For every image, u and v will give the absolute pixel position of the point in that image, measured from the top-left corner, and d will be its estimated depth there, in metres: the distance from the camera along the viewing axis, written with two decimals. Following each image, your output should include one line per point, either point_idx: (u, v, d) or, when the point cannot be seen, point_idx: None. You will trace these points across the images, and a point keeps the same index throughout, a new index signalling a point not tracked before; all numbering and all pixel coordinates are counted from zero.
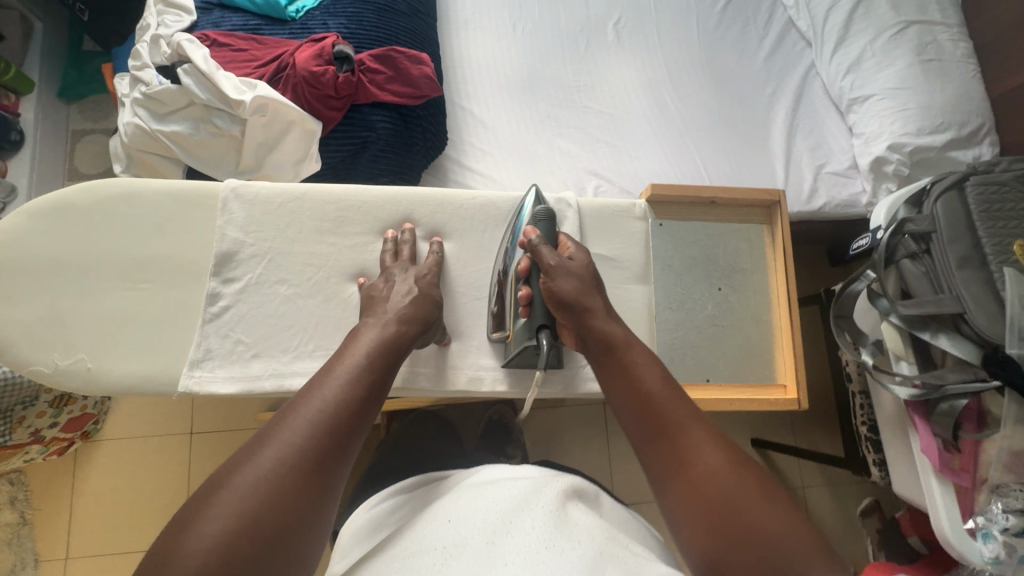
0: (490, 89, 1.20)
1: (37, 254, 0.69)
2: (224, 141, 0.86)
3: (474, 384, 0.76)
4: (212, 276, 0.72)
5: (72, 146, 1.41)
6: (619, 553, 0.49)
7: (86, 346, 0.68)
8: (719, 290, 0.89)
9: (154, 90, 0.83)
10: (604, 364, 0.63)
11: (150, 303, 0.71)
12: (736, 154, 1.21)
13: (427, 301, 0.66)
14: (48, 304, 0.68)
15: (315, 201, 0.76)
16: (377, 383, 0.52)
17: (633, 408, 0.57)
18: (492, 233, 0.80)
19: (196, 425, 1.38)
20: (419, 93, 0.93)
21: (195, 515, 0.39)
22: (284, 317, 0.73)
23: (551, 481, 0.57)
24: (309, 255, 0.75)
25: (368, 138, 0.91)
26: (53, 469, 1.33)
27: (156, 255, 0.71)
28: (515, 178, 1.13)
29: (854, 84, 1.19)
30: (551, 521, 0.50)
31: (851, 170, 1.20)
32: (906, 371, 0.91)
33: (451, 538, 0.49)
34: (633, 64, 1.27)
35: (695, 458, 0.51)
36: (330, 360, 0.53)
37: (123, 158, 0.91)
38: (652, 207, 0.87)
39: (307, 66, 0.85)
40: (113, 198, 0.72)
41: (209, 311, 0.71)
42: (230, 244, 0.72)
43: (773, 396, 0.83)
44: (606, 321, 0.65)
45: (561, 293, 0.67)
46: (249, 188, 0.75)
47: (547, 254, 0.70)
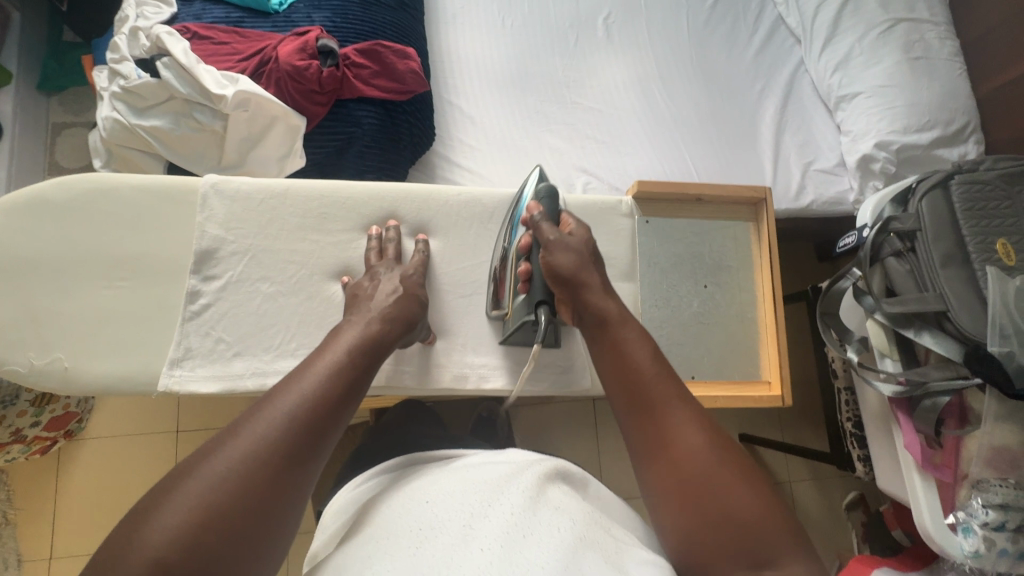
0: (479, 84, 1.19)
1: (11, 251, 0.67)
2: (206, 136, 0.84)
3: (459, 382, 0.75)
4: (192, 273, 0.70)
5: (53, 139, 1.38)
6: (599, 535, 0.48)
7: (63, 345, 0.67)
8: (704, 287, 0.89)
9: (133, 84, 0.81)
10: (596, 336, 0.60)
11: (129, 301, 0.69)
12: (725, 150, 1.21)
13: (410, 300, 0.65)
14: (22, 304, 0.67)
15: (297, 197, 0.75)
16: (358, 378, 0.52)
17: (620, 381, 0.55)
18: (478, 230, 0.80)
19: (181, 422, 1.36)
20: (405, 88, 0.91)
21: (155, 506, 0.38)
22: (267, 315, 0.72)
23: (533, 466, 0.55)
24: (291, 252, 0.74)
25: (353, 133, 0.90)
26: (37, 469, 1.32)
27: (134, 253, 0.70)
28: (503, 174, 1.12)
29: (842, 82, 1.19)
30: (528, 506, 0.49)
31: (838, 168, 1.20)
32: (890, 368, 0.92)
33: (427, 519, 0.48)
34: (622, 61, 1.26)
35: (677, 437, 0.50)
36: (310, 354, 0.53)
37: (103, 153, 0.89)
38: (638, 205, 0.87)
39: (290, 60, 0.83)
40: (88, 194, 0.70)
41: (189, 309, 0.70)
42: (210, 241, 0.71)
43: (758, 393, 0.83)
44: (602, 297, 0.62)
45: (559, 270, 0.64)
46: (229, 183, 0.73)
47: (546, 229, 0.67)
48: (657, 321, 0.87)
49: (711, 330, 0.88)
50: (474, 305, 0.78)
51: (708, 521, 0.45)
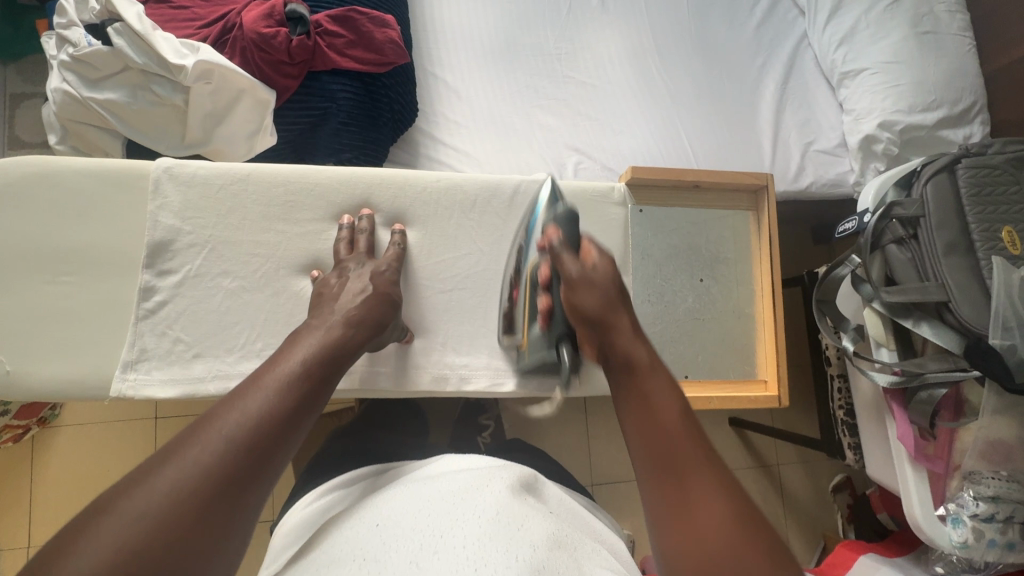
0: (465, 56, 1.12)
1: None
2: (166, 111, 0.78)
3: (438, 383, 0.72)
4: (146, 268, 0.65)
5: (12, 111, 1.31)
6: (561, 563, 0.47)
7: (6, 345, 0.62)
8: (700, 281, 0.86)
9: (82, 51, 0.73)
10: (622, 388, 0.53)
11: (78, 297, 0.64)
12: (723, 128, 1.16)
13: (378, 300, 0.61)
14: None
15: (261, 182, 0.69)
16: (313, 392, 0.49)
17: (641, 434, 0.48)
18: (459, 219, 0.75)
19: (160, 410, 1.33)
20: (383, 59, 0.84)
21: (70, 542, 0.34)
22: (229, 312, 0.67)
23: (496, 484, 0.55)
24: (256, 243, 0.69)
25: (329, 109, 0.83)
26: (7, 459, 1.28)
27: (81, 244, 0.64)
28: (492, 153, 1.07)
29: (847, 57, 1.14)
30: (491, 529, 0.48)
31: (839, 149, 1.16)
32: (886, 358, 0.90)
33: (374, 547, 0.46)
34: (617, 32, 1.19)
35: (703, 512, 0.41)
36: (263, 367, 0.49)
37: (58, 129, 0.81)
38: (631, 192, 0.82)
39: (256, 28, 0.77)
40: (28, 178, 0.64)
41: (143, 305, 0.65)
42: (165, 232, 0.66)
43: (755, 393, 0.81)
44: (631, 340, 0.55)
45: (584, 310, 0.58)
46: (185, 167, 0.67)
47: (568, 263, 0.60)
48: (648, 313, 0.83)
49: (710, 325, 0.85)
50: (455, 299, 0.74)
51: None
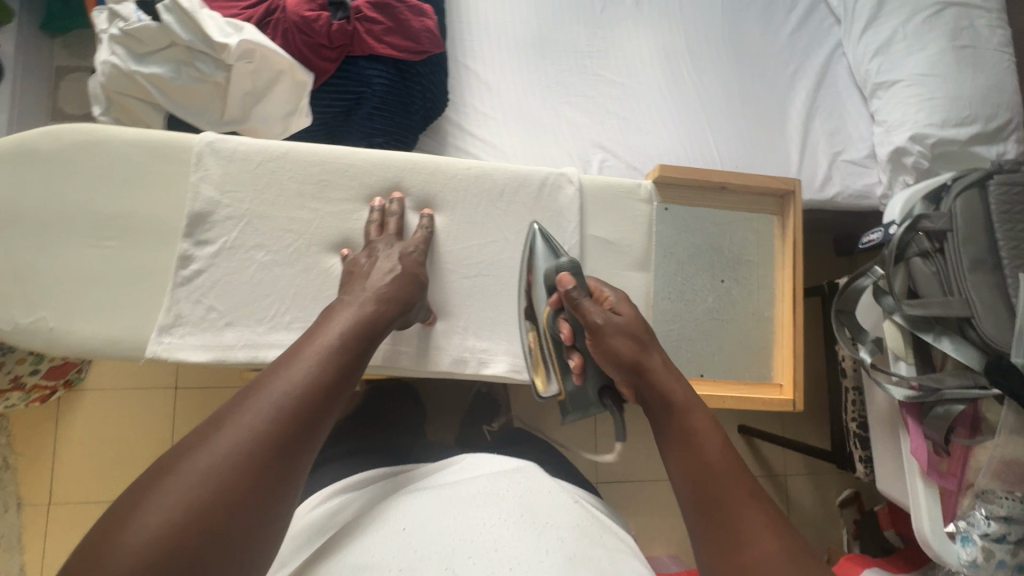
0: (497, 49, 1.14)
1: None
2: (208, 88, 0.80)
3: (458, 365, 0.74)
4: (185, 237, 0.68)
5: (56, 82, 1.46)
6: (588, 550, 0.53)
7: (47, 303, 0.65)
8: (721, 283, 0.84)
9: (132, 26, 0.76)
10: (664, 428, 0.57)
11: (119, 262, 0.67)
12: (751, 133, 1.16)
13: (409, 283, 0.64)
14: (5, 259, 0.64)
15: (297, 159, 0.71)
16: (350, 363, 0.52)
17: (687, 473, 0.52)
18: (487, 206, 0.76)
19: (180, 381, 1.40)
20: (419, 48, 0.85)
21: (143, 498, 0.39)
22: (261, 283, 0.69)
23: (516, 486, 0.60)
24: (290, 219, 0.71)
25: (362, 94, 0.85)
26: (35, 418, 1.37)
27: (125, 211, 0.67)
28: (518, 147, 1.08)
29: (881, 68, 1.12)
30: (519, 528, 0.53)
31: (868, 160, 1.15)
32: (903, 371, 0.90)
33: (408, 554, 0.50)
34: (650, 32, 1.19)
35: (750, 540, 0.45)
36: (302, 339, 0.53)
37: (103, 101, 0.83)
38: (658, 190, 0.83)
39: (298, 11, 0.80)
40: (77, 146, 0.66)
41: (181, 272, 0.67)
42: (204, 203, 0.68)
43: (769, 395, 0.82)
44: (667, 377, 0.59)
45: (617, 359, 0.61)
46: (226, 143, 0.70)
47: (590, 309, 0.64)
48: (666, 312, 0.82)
49: (728, 326, 0.84)
50: (479, 284, 0.75)
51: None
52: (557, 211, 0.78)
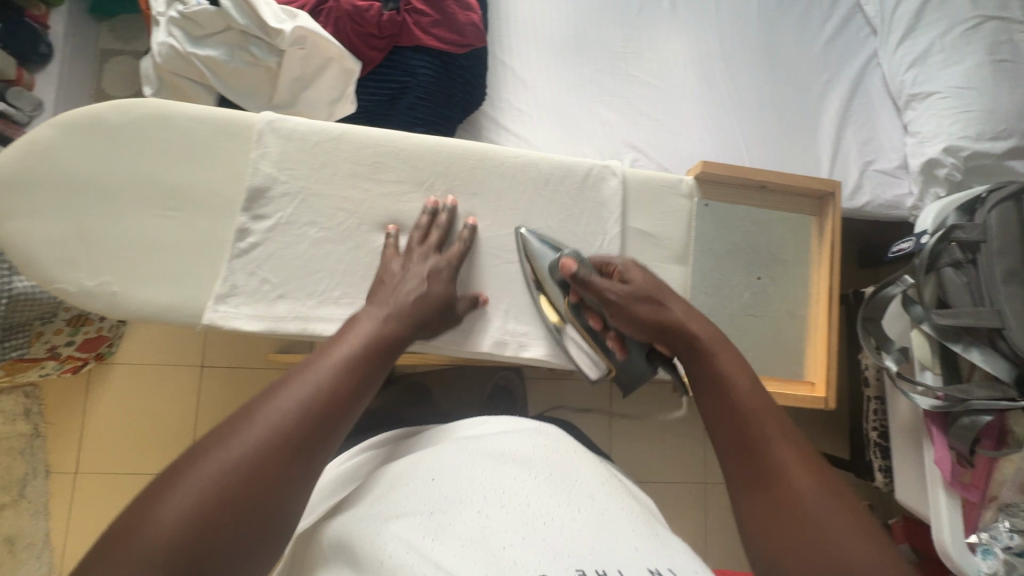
0: (534, 46, 1.15)
1: (61, 170, 0.67)
2: (259, 72, 0.83)
3: (498, 348, 0.75)
4: (243, 211, 0.70)
5: (101, 64, 1.51)
6: (616, 507, 0.56)
7: (110, 269, 0.68)
8: (758, 279, 0.85)
9: (191, 10, 0.79)
10: (696, 372, 0.61)
11: (179, 231, 0.70)
12: (782, 138, 1.16)
13: (430, 305, 0.65)
14: (74, 224, 0.67)
15: (352, 141, 0.74)
16: (371, 371, 0.54)
17: (723, 416, 0.56)
18: (533, 195, 0.78)
19: (207, 358, 1.45)
20: (464, 41, 0.87)
21: (174, 483, 0.42)
22: (313, 259, 0.72)
23: (541, 445, 0.62)
24: (342, 198, 0.73)
25: (407, 84, 0.87)
26: (66, 387, 1.41)
27: (186, 183, 0.70)
28: (550, 143, 1.10)
29: (916, 79, 1.13)
30: (549, 489, 0.55)
31: (899, 171, 1.15)
32: (929, 381, 0.91)
33: (440, 501, 0.53)
34: (685, 36, 1.20)
35: (784, 479, 0.50)
36: (328, 342, 0.54)
37: (154, 81, 0.89)
38: (699, 185, 0.84)
39: (352, 2, 0.83)
40: (144, 119, 0.69)
41: (238, 245, 0.70)
42: (263, 179, 0.71)
43: (801, 393, 0.83)
44: (689, 320, 0.64)
45: (642, 322, 0.66)
46: (286, 122, 0.72)
47: (601, 285, 0.69)
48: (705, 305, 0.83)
49: (764, 321, 0.85)
50: (520, 271, 0.77)
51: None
52: (599, 203, 0.80)
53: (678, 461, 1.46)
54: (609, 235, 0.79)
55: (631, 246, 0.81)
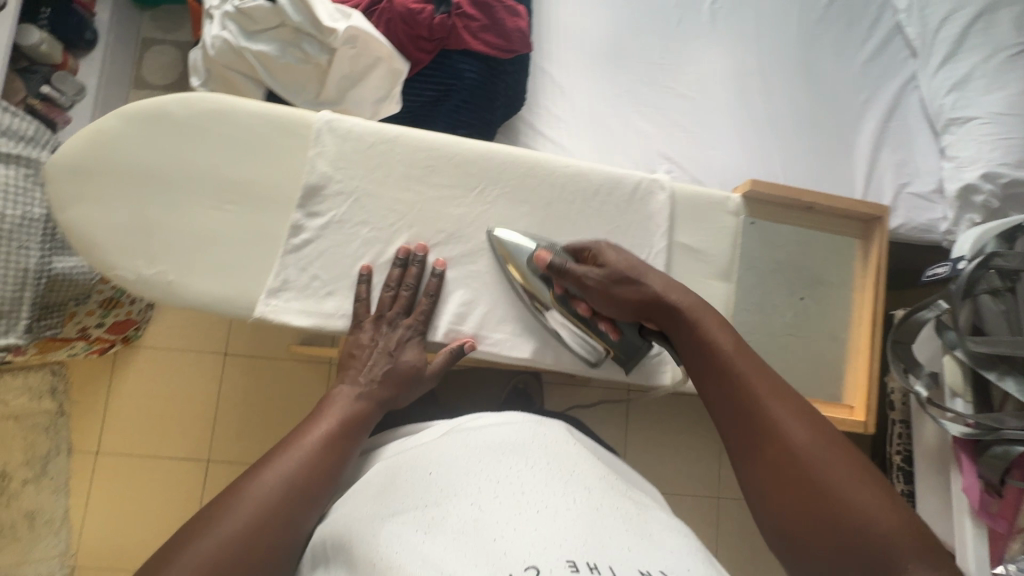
0: (572, 54, 1.16)
1: (127, 159, 0.70)
2: (309, 69, 0.84)
3: (541, 355, 0.77)
4: (298, 208, 0.72)
5: (141, 53, 1.53)
6: (612, 501, 0.57)
7: (167, 258, 0.70)
8: (800, 299, 0.86)
9: (247, 5, 0.81)
10: (685, 342, 0.66)
11: (233, 224, 0.71)
12: (817, 157, 1.16)
13: (401, 379, 0.70)
14: (133, 213, 0.69)
15: (407, 144, 0.75)
16: (343, 450, 0.62)
17: (717, 388, 0.62)
18: (581, 205, 0.79)
19: (230, 347, 1.47)
20: (509, 46, 0.87)
21: (168, 560, 0.49)
22: (362, 259, 0.74)
23: (539, 436, 0.64)
24: (395, 200, 0.75)
25: (452, 86, 0.88)
26: (92, 368, 1.43)
27: (243, 177, 0.71)
28: (584, 151, 1.11)
29: (956, 103, 1.12)
30: (546, 480, 0.57)
31: (934, 195, 1.14)
32: (960, 408, 0.89)
33: (435, 495, 0.56)
34: (722, 50, 1.21)
35: (781, 438, 0.57)
36: (305, 425, 0.63)
37: (201, 73, 0.90)
38: (746, 204, 0.83)
39: (405, 4, 0.84)
40: (206, 113, 0.71)
41: (292, 240, 0.72)
42: (319, 177, 0.72)
43: (841, 416, 0.83)
44: (676, 291, 0.67)
45: (629, 300, 0.68)
46: (343, 121, 0.74)
47: (579, 271, 0.70)
48: (747, 323, 0.82)
49: (804, 340, 0.85)
50: None
51: (834, 533, 0.51)
52: (646, 216, 0.80)
53: (693, 473, 1.46)
54: (655, 249, 0.79)
55: (677, 262, 0.81)
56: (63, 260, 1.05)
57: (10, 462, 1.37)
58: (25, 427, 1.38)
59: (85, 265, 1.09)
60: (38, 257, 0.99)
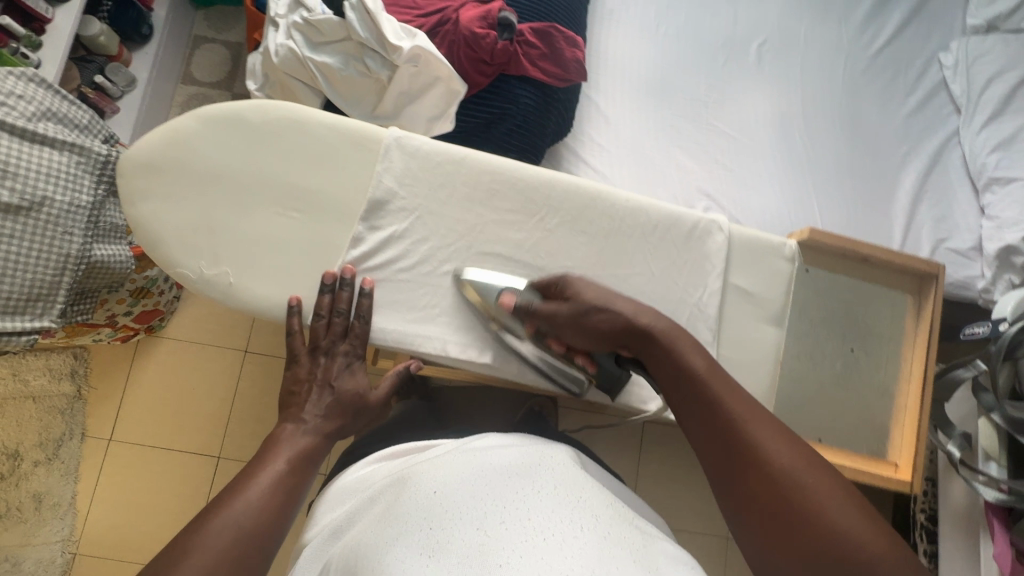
0: (618, 85, 1.18)
1: (201, 160, 0.74)
2: (369, 83, 0.86)
3: None
4: (362, 221, 0.76)
5: (192, 49, 1.57)
6: (619, 529, 0.56)
7: (230, 260, 0.74)
8: (851, 351, 0.86)
9: (315, 17, 0.82)
10: (658, 362, 0.65)
11: (297, 230, 0.75)
12: (857, 206, 1.16)
13: (344, 407, 0.72)
14: (202, 213, 0.74)
15: (474, 167, 0.79)
16: (293, 483, 0.61)
17: (694, 411, 0.60)
18: (639, 240, 0.81)
19: (251, 344, 1.47)
20: (566, 76, 0.89)
21: None
22: (419, 278, 0.77)
23: (543, 460, 0.64)
24: (456, 220, 0.78)
25: (507, 110, 0.89)
26: (114, 354, 1.44)
27: (310, 188, 0.76)
28: (623, 181, 1.11)
29: (999, 163, 1.13)
30: (553, 505, 0.57)
31: (973, 253, 1.13)
32: (994, 473, 0.88)
33: (439, 517, 0.56)
34: (768, 91, 1.22)
35: (764, 461, 0.54)
36: (250, 468, 0.61)
37: (259, 77, 0.93)
38: (801, 251, 0.86)
39: (471, 27, 0.84)
40: (276, 123, 0.76)
41: (352, 251, 0.76)
42: (384, 192, 0.77)
43: (887, 473, 0.82)
44: (647, 314, 0.67)
45: (603, 330, 0.67)
46: (411, 140, 0.78)
47: (548, 311, 0.69)
48: (792, 367, 0.83)
49: (852, 393, 0.85)
50: None
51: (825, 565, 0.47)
52: (703, 256, 0.82)
53: (704, 512, 1.44)
54: (710, 290, 0.81)
55: (732, 305, 0.82)
56: (104, 248, 0.98)
57: (23, 444, 1.38)
58: (42, 409, 1.39)
59: (126, 254, 1.01)
60: (82, 243, 0.92)
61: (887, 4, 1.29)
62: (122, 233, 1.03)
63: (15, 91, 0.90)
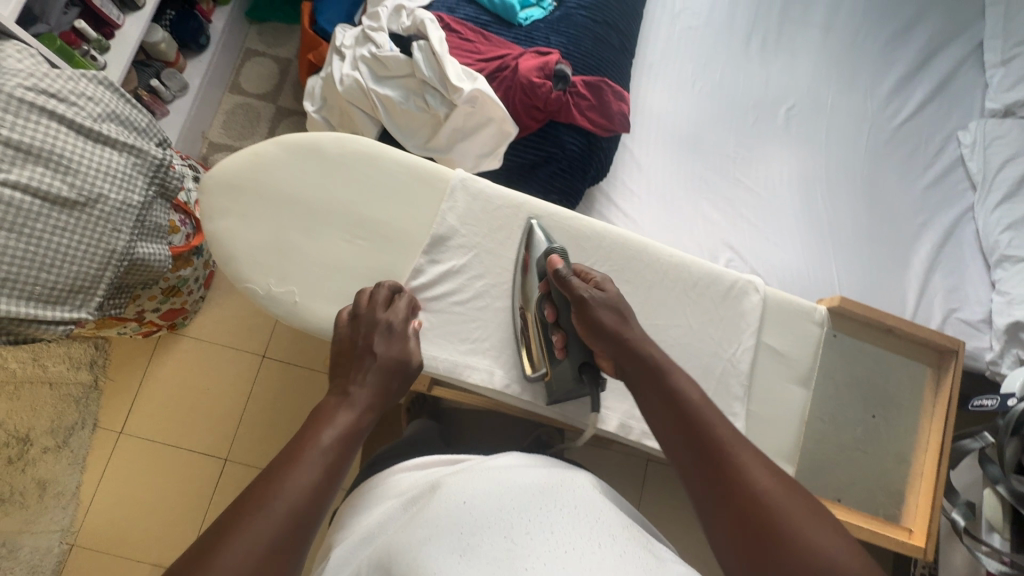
0: (655, 134, 1.24)
1: (276, 183, 0.80)
2: (426, 118, 0.91)
3: (623, 431, 0.81)
4: (424, 253, 0.81)
5: (242, 60, 1.63)
6: (637, 551, 0.57)
7: (297, 279, 0.78)
8: (872, 417, 0.89)
9: (384, 54, 0.89)
10: (653, 383, 0.67)
11: (361, 259, 0.79)
12: (876, 271, 1.21)
13: (386, 373, 0.67)
14: (272, 232, 0.79)
15: (530, 213, 0.84)
16: (341, 460, 0.55)
17: (681, 432, 0.62)
18: (680, 292, 0.85)
19: (270, 350, 1.50)
20: (610, 126, 0.94)
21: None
22: (471, 312, 0.81)
23: (565, 485, 0.66)
24: (511, 260, 0.83)
25: (553, 154, 0.94)
26: (135, 349, 1.47)
27: (379, 219, 0.81)
28: (653, 228, 1.16)
29: (1011, 242, 1.18)
30: (574, 524, 0.59)
31: (982, 325, 1.17)
32: (996, 544, 0.91)
33: (468, 523, 0.58)
34: (797, 154, 1.27)
35: (745, 482, 0.55)
36: (295, 442, 0.55)
37: (319, 100, 0.98)
38: (830, 315, 0.89)
39: (528, 75, 0.89)
40: (354, 155, 0.82)
41: (411, 281, 0.80)
42: (446, 229, 0.82)
43: (899, 537, 0.83)
44: (645, 346, 0.70)
45: (599, 322, 0.72)
46: (476, 182, 0.84)
47: (577, 286, 0.74)
48: (814, 426, 0.86)
49: (871, 457, 0.88)
50: None
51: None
52: (738, 312, 0.86)
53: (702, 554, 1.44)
54: (744, 346, 0.85)
55: (763, 362, 0.86)
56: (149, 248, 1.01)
57: (34, 429, 1.37)
58: (56, 397, 1.40)
59: (167, 254, 1.04)
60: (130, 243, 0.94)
61: (911, 81, 1.36)
62: (165, 233, 1.06)
63: (85, 93, 0.91)
